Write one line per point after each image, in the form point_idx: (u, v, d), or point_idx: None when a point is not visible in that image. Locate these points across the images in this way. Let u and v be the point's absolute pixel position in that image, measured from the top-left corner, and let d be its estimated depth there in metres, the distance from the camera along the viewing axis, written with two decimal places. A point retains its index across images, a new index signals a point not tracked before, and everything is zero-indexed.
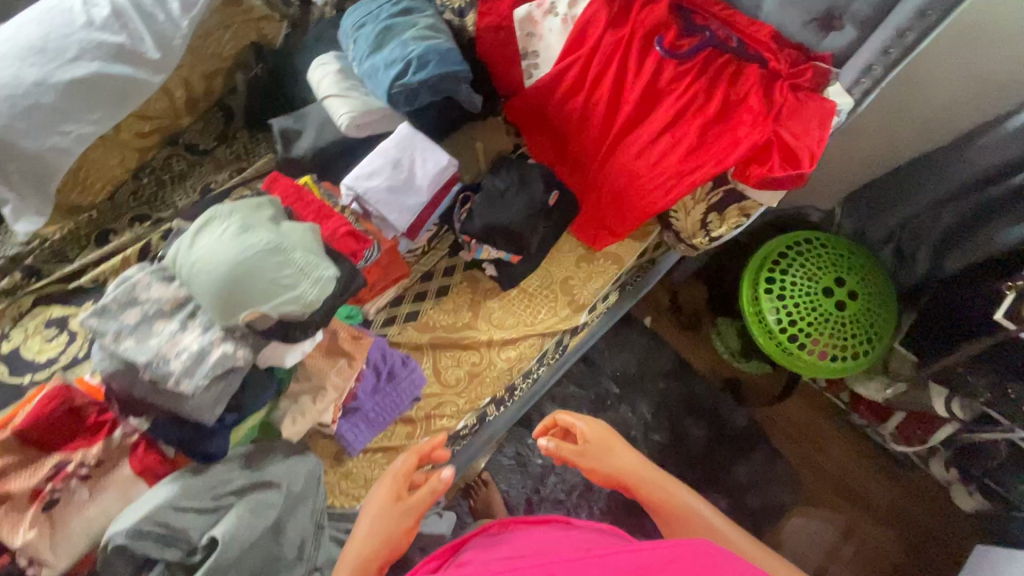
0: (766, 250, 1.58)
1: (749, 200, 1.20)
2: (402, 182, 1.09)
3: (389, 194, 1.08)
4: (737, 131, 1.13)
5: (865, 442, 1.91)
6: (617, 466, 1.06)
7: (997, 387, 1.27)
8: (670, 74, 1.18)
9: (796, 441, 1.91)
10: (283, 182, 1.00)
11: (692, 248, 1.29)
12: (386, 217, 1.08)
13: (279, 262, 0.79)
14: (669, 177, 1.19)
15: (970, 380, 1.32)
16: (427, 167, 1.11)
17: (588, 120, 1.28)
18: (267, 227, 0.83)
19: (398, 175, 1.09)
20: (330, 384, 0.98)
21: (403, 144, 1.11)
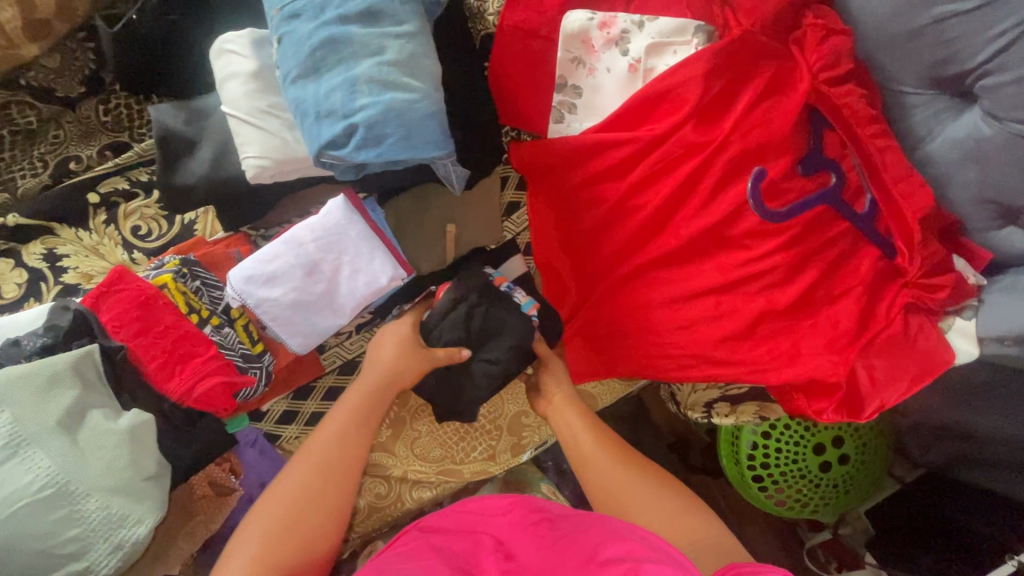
0: None
1: (773, 402, 0.91)
2: (316, 296, 0.76)
3: (294, 308, 0.75)
4: (801, 341, 0.80)
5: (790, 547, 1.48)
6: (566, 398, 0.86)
7: None
8: (751, 226, 0.79)
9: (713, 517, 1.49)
10: (122, 295, 0.66)
11: (682, 415, 1.01)
12: (284, 337, 0.76)
13: (58, 521, 0.53)
14: (692, 354, 0.87)
15: None
16: (356, 280, 0.76)
17: (615, 227, 0.88)
18: (52, 443, 0.54)
19: (313, 285, 0.75)
20: (175, 552, 0.77)
21: (329, 237, 0.75)
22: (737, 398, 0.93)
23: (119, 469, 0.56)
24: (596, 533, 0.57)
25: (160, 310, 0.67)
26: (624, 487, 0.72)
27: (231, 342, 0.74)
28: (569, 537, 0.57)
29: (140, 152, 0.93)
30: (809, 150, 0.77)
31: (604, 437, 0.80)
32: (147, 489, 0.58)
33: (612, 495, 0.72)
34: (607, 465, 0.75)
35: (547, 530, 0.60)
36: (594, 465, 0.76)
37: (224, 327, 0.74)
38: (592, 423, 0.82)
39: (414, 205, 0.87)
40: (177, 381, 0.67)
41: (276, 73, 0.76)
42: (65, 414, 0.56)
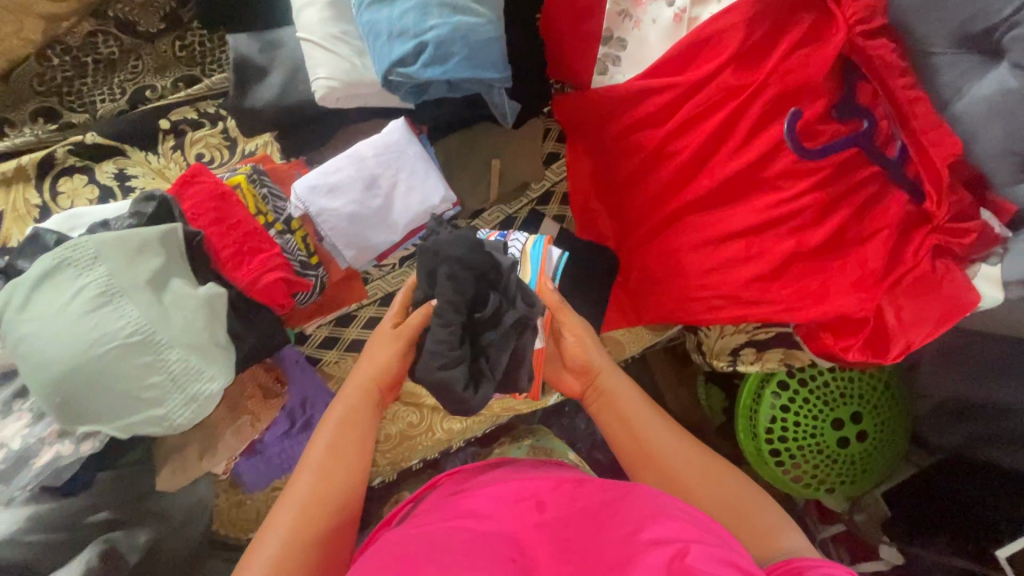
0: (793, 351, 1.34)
1: (800, 350, 0.94)
2: (373, 211, 0.80)
3: (351, 222, 0.80)
4: (830, 281, 0.84)
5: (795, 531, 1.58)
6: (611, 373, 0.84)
7: None
8: (785, 167, 0.83)
9: None
10: (201, 188, 0.72)
11: (707, 365, 1.04)
12: (341, 251, 0.81)
13: (144, 366, 0.57)
14: (721, 296, 0.90)
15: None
16: (411, 197, 0.81)
17: (653, 173, 0.93)
18: (141, 297, 0.59)
19: (370, 201, 0.80)
20: (224, 443, 0.81)
21: (388, 156, 0.80)
22: (764, 345, 0.96)
23: (196, 331, 0.61)
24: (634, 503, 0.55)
25: (233, 206, 0.73)
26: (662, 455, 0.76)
27: (291, 247, 0.80)
28: (611, 504, 0.56)
29: (210, 86, 1.00)
30: (843, 98, 0.82)
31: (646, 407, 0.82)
32: (218, 353, 0.62)
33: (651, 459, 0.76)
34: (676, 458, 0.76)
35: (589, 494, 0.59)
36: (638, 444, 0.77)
37: (286, 234, 0.80)
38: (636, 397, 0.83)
39: (462, 143, 0.93)
40: (244, 271, 0.72)
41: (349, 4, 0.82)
42: (152, 276, 0.61)
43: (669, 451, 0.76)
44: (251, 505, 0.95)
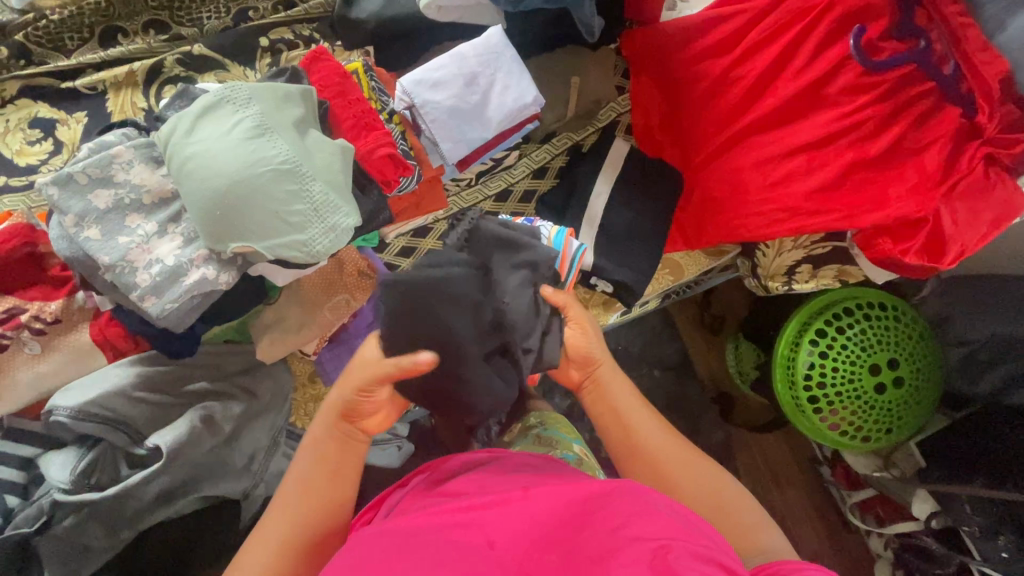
0: (833, 299, 1.39)
1: (854, 266, 1.00)
2: (472, 109, 0.88)
3: (451, 116, 0.87)
4: (888, 189, 0.90)
5: (822, 491, 1.65)
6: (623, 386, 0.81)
7: (989, 531, 1.19)
8: (846, 83, 0.91)
9: (750, 464, 1.67)
10: (326, 65, 0.78)
11: (760, 288, 1.10)
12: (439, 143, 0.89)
13: (292, 194, 0.63)
14: (782, 208, 0.96)
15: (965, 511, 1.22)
16: (506, 96, 0.88)
17: (719, 96, 1.00)
18: (288, 135, 0.65)
19: (469, 99, 0.87)
20: (320, 319, 0.86)
21: (487, 59, 0.88)
22: (819, 263, 1.02)
23: (335, 171, 0.66)
24: (619, 499, 0.54)
25: (353, 85, 0.79)
26: (664, 466, 0.74)
27: (396, 135, 0.87)
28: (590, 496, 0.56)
29: (306, 10, 1.07)
30: (901, 20, 0.90)
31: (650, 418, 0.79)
32: (351, 196, 0.68)
33: (656, 469, 0.74)
34: (671, 465, 0.74)
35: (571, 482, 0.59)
36: (644, 455, 0.75)
37: (389, 124, 0.88)
38: (644, 411, 0.80)
39: (541, 64, 0.99)
40: (361, 143, 0.79)
41: None
42: (297, 121, 0.67)
43: (661, 456, 0.75)
44: None
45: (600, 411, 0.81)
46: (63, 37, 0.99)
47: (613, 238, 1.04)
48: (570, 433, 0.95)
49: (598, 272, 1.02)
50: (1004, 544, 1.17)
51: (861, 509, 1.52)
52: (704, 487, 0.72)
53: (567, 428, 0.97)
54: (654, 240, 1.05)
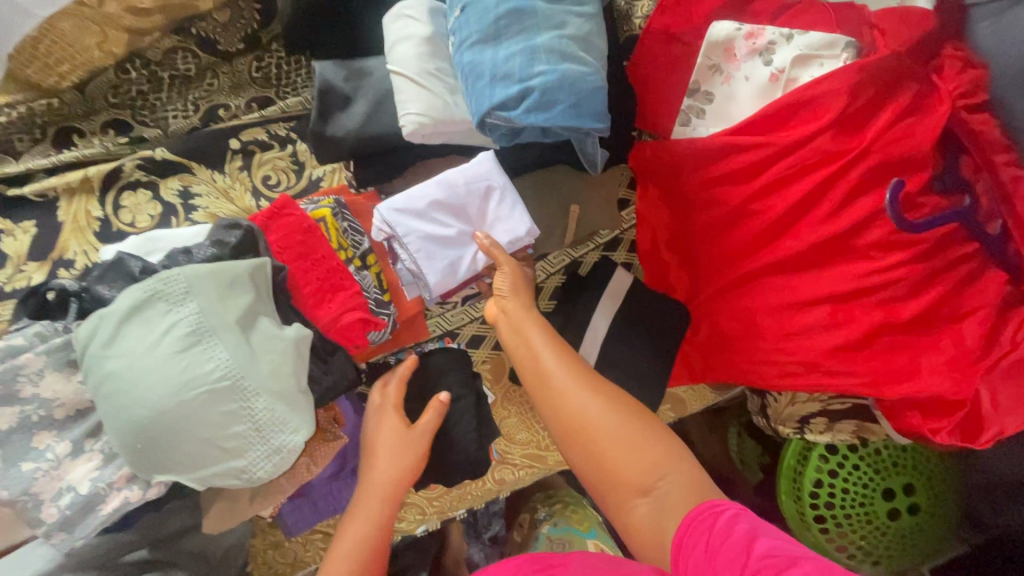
0: None
1: (875, 423, 0.90)
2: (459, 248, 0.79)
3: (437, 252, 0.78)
4: (919, 357, 0.80)
5: None
6: (535, 328, 0.74)
7: None
8: (879, 237, 0.80)
9: None
10: (288, 220, 0.69)
11: (769, 428, 1.00)
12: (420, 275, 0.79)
13: (229, 413, 0.54)
14: (798, 362, 0.86)
15: None
16: (497, 230, 0.79)
17: (733, 232, 0.90)
18: (230, 338, 0.56)
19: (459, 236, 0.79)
20: (277, 486, 0.77)
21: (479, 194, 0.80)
22: (835, 415, 0.92)
23: (284, 375, 0.57)
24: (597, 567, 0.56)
25: (318, 241, 0.70)
26: (573, 403, 0.66)
27: (367, 284, 0.77)
28: None
29: (283, 108, 0.97)
30: (944, 170, 0.80)
31: (562, 349, 0.71)
32: (303, 401, 0.58)
33: (568, 416, 0.66)
34: (569, 393, 0.67)
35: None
36: (556, 390, 0.68)
37: (362, 270, 0.78)
38: (554, 342, 0.72)
39: (539, 187, 0.90)
40: (323, 309, 0.69)
41: (446, 42, 0.81)
42: (242, 314, 0.58)
43: (566, 391, 0.68)
44: (289, 548, 0.90)
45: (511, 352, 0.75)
46: (11, 139, 0.90)
47: (610, 377, 0.94)
48: (583, 523, 1.09)
49: None
50: None
51: None
52: (622, 428, 0.64)
53: (579, 517, 1.10)
54: (655, 377, 0.95)
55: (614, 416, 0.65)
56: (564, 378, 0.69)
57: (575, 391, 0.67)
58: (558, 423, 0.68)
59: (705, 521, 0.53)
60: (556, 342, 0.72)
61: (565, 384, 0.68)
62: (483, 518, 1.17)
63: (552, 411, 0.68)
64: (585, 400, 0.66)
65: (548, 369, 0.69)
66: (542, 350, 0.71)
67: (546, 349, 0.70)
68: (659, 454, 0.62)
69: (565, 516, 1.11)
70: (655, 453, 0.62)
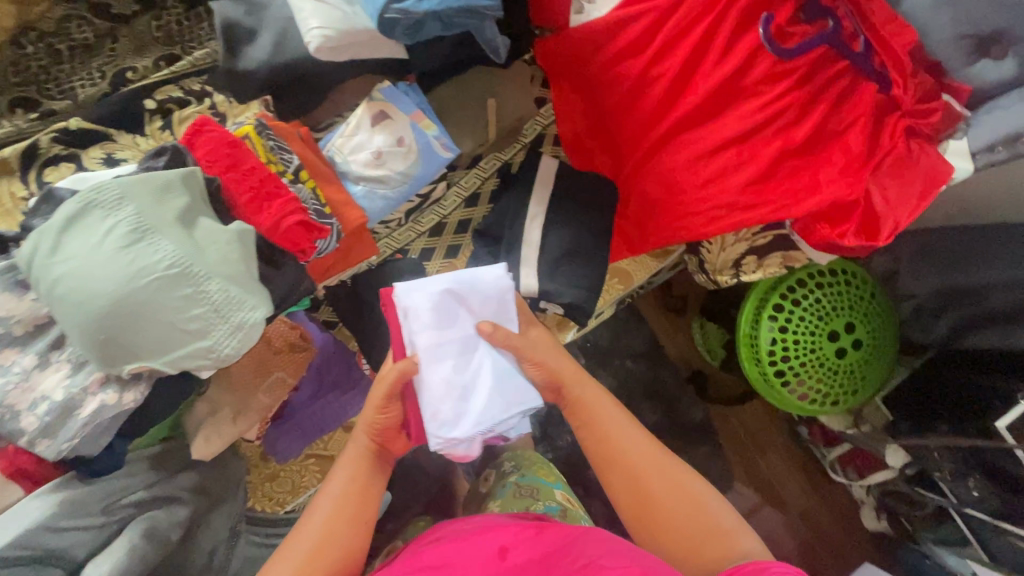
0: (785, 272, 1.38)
1: (797, 251, 0.99)
2: (490, 369, 0.78)
3: (492, 383, 0.78)
4: (818, 174, 0.89)
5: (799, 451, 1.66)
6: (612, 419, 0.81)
7: (960, 476, 1.15)
8: (765, 72, 0.89)
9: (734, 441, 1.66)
10: (210, 135, 0.72)
11: (710, 283, 1.09)
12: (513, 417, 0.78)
13: (186, 299, 0.57)
14: (718, 205, 0.94)
15: (933, 457, 1.19)
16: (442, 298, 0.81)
17: (641, 98, 0.96)
18: (172, 234, 0.59)
19: (483, 355, 0.79)
20: (257, 404, 0.80)
21: (476, 295, 0.80)
22: (764, 253, 1.01)
23: (233, 262, 0.61)
24: (591, 545, 0.65)
25: (246, 153, 0.73)
26: (664, 478, 0.76)
27: (305, 196, 0.82)
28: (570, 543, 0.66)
29: (192, 62, 0.98)
30: (809, 1, 0.89)
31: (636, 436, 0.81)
32: (256, 285, 0.62)
33: (646, 497, 0.75)
34: (663, 476, 0.76)
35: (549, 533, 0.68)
36: (647, 465, 0.77)
37: (296, 184, 0.83)
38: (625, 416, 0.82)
39: (456, 88, 0.96)
40: (263, 217, 0.73)
41: None
42: (180, 213, 0.61)
43: (646, 465, 0.77)
44: (285, 476, 0.95)
45: (577, 424, 0.83)
46: None
47: (554, 258, 1.00)
48: (549, 476, 1.08)
49: (544, 296, 0.99)
50: (974, 485, 1.13)
51: (840, 463, 1.53)
52: (727, 518, 0.73)
53: (547, 471, 1.09)
54: (598, 252, 1.03)
55: (691, 502, 0.75)
56: (658, 458, 0.78)
57: (677, 479, 0.76)
58: (636, 482, 0.77)
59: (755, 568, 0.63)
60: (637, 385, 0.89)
61: (646, 457, 0.77)
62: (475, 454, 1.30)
63: (619, 472, 0.77)
64: (670, 478, 0.76)
65: (663, 463, 0.77)
66: (618, 426, 0.80)
67: (625, 441, 0.79)
68: (695, 506, 0.74)
69: (533, 469, 1.09)
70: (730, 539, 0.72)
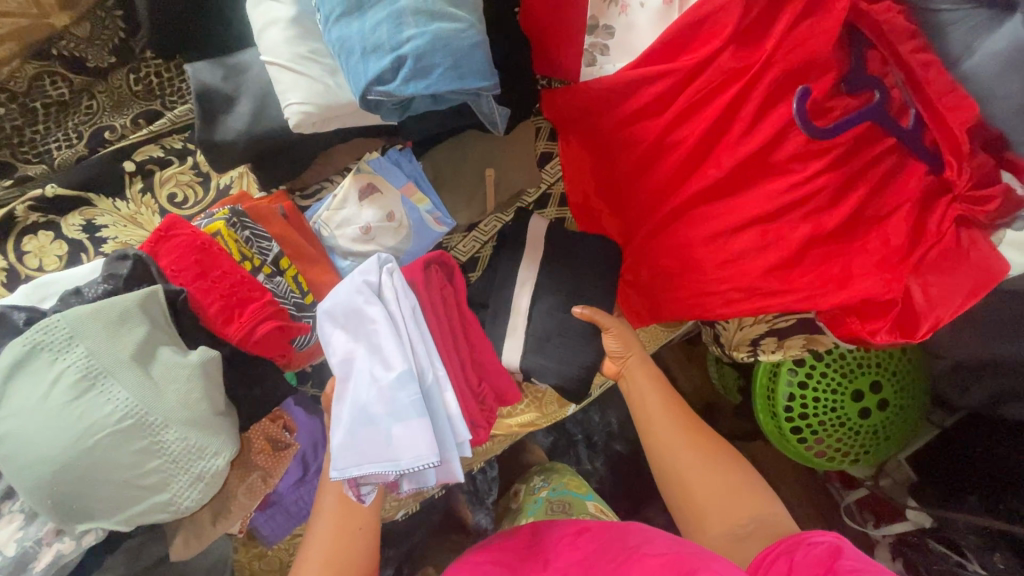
0: None
1: (822, 334, 0.91)
2: (348, 410, 0.70)
3: (346, 429, 0.69)
4: (851, 263, 0.80)
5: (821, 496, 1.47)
6: (659, 390, 0.92)
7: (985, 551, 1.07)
8: (797, 149, 0.79)
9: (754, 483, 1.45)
10: (178, 243, 0.67)
11: (725, 356, 1.01)
12: (370, 468, 0.68)
13: (142, 452, 0.53)
14: (737, 288, 0.85)
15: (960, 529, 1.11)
16: (347, 313, 0.73)
17: (656, 166, 0.87)
18: (127, 377, 0.54)
19: (355, 393, 0.71)
20: (236, 506, 0.75)
21: (340, 313, 0.73)
22: (784, 334, 0.93)
23: (194, 402, 0.56)
24: (635, 533, 0.73)
25: (216, 256, 0.67)
26: (705, 442, 0.86)
27: (283, 290, 0.78)
28: (604, 544, 0.72)
29: (174, 119, 0.92)
30: (851, 68, 0.78)
31: (674, 409, 0.90)
32: (220, 424, 0.58)
33: (678, 467, 0.84)
34: (701, 462, 0.84)
35: (587, 535, 0.76)
36: (670, 425, 0.88)
37: (276, 276, 0.78)
38: (661, 387, 0.93)
39: (452, 152, 0.88)
40: (235, 326, 0.67)
41: (315, 19, 0.75)
42: (137, 349, 0.56)
43: (686, 450, 0.85)
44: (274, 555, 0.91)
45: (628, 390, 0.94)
46: None
47: (544, 331, 0.90)
48: (580, 487, 1.07)
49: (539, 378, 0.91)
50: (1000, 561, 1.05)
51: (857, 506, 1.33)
52: (768, 513, 0.79)
53: (577, 483, 1.08)
54: None
55: (725, 481, 0.82)
56: (692, 434, 0.87)
57: (714, 460, 0.84)
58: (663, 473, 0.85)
59: (794, 545, 0.68)
60: (666, 396, 0.92)
61: (688, 437, 0.87)
62: (482, 484, 1.18)
63: (671, 475, 0.84)
64: (710, 455, 0.85)
65: (696, 426, 0.89)
66: (648, 391, 0.92)
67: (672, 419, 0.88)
68: (741, 493, 0.81)
69: (562, 482, 1.08)
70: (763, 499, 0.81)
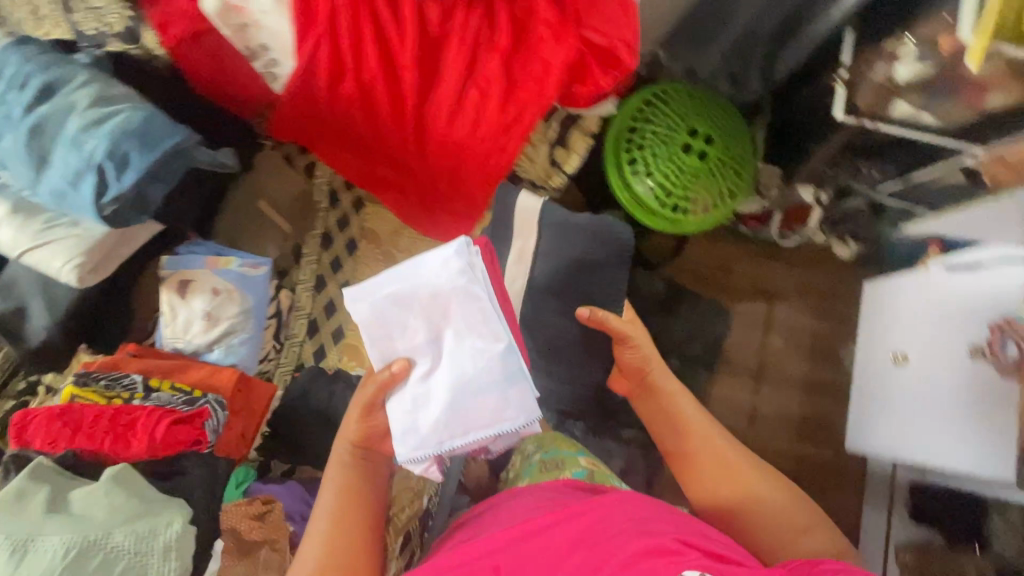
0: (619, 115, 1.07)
1: (586, 118, 1.07)
2: (449, 385, 0.70)
3: (449, 405, 0.69)
4: (542, 52, 0.93)
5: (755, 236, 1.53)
6: (691, 398, 0.88)
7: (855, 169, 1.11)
8: (438, 14, 0.94)
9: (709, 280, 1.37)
10: (39, 420, 0.76)
11: (554, 191, 1.15)
12: (479, 438, 0.69)
13: (101, 564, 0.65)
14: (498, 133, 0.96)
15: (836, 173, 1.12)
16: (429, 295, 0.71)
17: (374, 103, 0.96)
18: (53, 525, 0.66)
19: (449, 365, 0.71)
20: None
21: (423, 290, 0.71)
22: (565, 140, 1.09)
23: (121, 505, 0.70)
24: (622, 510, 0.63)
25: (77, 410, 0.77)
26: (745, 474, 0.79)
27: (165, 398, 0.83)
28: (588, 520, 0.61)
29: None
30: None
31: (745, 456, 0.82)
32: (158, 508, 0.71)
33: (709, 472, 0.81)
34: (745, 473, 0.80)
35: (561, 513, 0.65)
36: (708, 456, 0.82)
37: (152, 394, 0.84)
38: (695, 401, 0.88)
39: (230, 211, 1.03)
40: (137, 443, 0.77)
41: (28, 200, 0.83)
42: (49, 505, 0.68)
43: (731, 458, 0.82)
44: None
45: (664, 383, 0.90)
46: None
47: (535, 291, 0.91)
48: (570, 445, 0.93)
49: None
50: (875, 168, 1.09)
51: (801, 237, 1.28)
52: (808, 521, 0.75)
53: (566, 442, 0.95)
54: None
55: (772, 495, 0.77)
56: (740, 457, 0.81)
57: (765, 490, 0.78)
58: (687, 468, 0.83)
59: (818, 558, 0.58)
60: (702, 412, 0.87)
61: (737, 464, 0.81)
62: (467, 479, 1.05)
63: (685, 461, 0.84)
64: (762, 485, 0.78)
65: (746, 467, 0.80)
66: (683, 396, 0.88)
67: (703, 434, 0.84)
68: (764, 505, 0.77)
69: (553, 443, 0.94)
70: (801, 532, 0.74)
